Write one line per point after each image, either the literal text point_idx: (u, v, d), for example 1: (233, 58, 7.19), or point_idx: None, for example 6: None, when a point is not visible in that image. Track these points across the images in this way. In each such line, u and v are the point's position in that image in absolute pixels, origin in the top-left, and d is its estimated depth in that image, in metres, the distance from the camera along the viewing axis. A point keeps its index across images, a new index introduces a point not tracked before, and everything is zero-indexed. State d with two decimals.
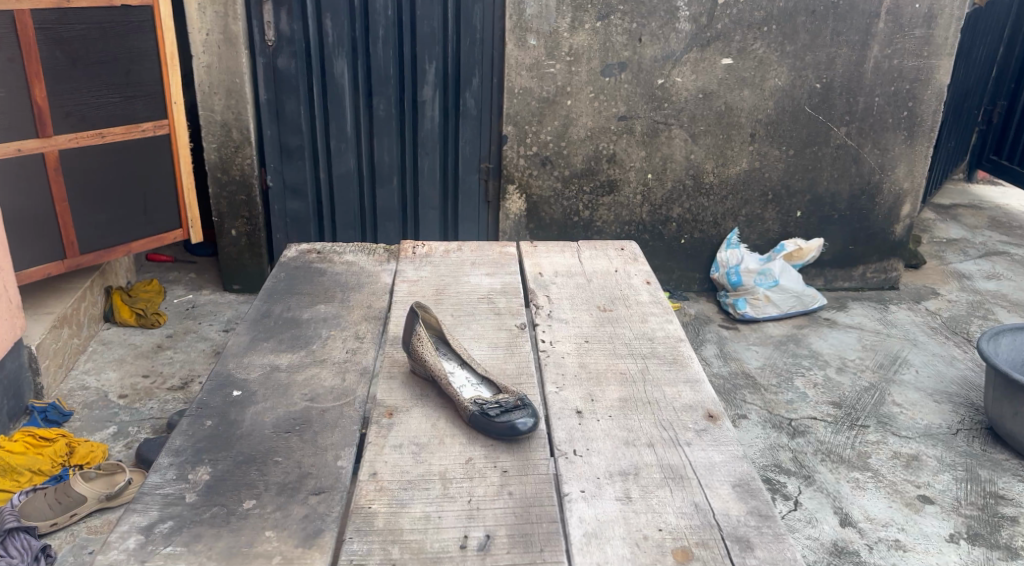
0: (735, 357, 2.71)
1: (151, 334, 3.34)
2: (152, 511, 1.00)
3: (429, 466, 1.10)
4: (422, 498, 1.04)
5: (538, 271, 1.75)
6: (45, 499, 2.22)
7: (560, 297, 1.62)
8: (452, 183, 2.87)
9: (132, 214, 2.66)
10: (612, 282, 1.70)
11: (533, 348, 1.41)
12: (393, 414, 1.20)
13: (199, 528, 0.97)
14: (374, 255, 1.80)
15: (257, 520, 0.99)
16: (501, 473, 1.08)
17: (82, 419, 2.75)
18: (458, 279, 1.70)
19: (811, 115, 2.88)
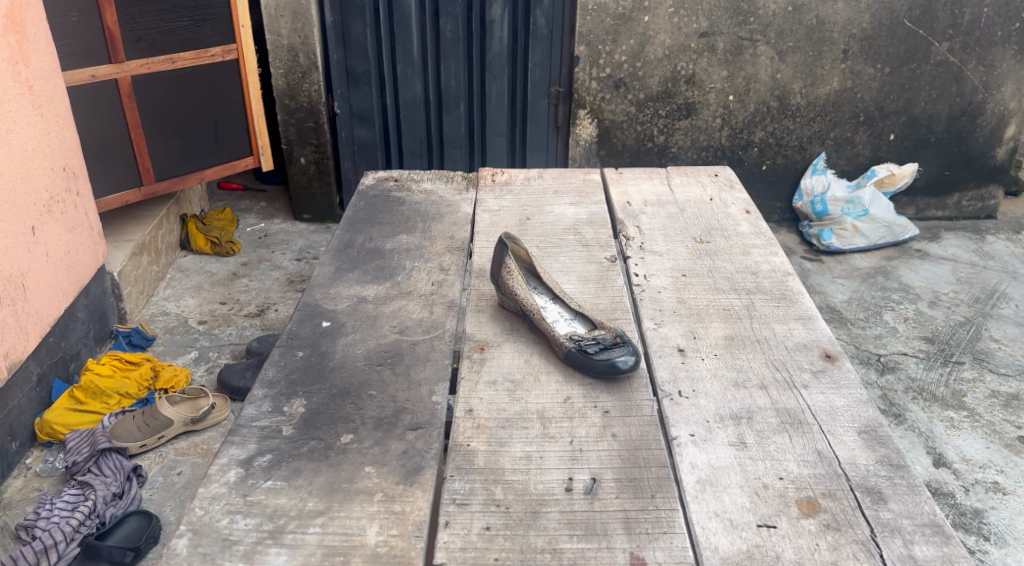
0: (819, 290, 2.57)
1: (226, 262, 3.37)
2: (250, 444, 0.96)
3: (525, 404, 1.04)
4: (521, 437, 0.99)
5: (626, 200, 1.65)
6: (134, 421, 2.31)
7: (652, 228, 1.53)
8: (521, 108, 2.75)
9: (204, 141, 2.68)
10: (707, 212, 1.59)
11: (626, 282, 1.33)
12: (484, 349, 1.15)
13: (298, 463, 0.93)
14: (453, 183, 1.72)
15: (358, 456, 0.95)
16: (603, 414, 1.02)
17: (165, 344, 2.81)
18: (541, 209, 1.61)
19: (911, 29, 2.64)
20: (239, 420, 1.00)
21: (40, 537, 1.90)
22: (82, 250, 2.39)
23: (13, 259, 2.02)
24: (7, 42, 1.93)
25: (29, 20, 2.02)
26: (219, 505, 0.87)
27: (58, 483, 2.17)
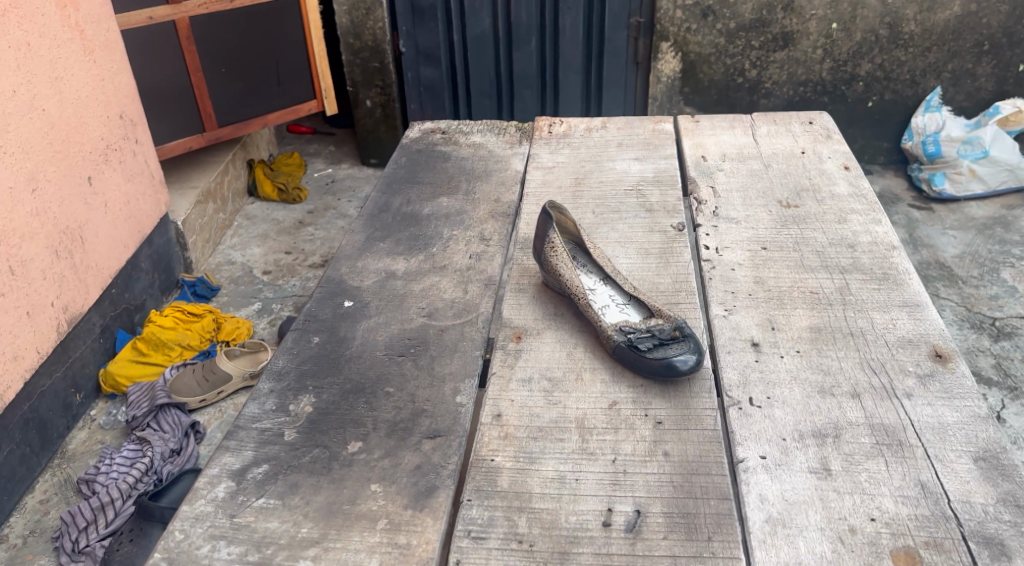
0: (927, 243, 2.27)
1: (292, 209, 3.31)
2: (246, 451, 0.85)
3: (563, 409, 0.89)
4: (555, 453, 0.84)
5: (701, 153, 1.46)
6: (193, 375, 2.29)
7: (729, 188, 1.33)
8: (597, 44, 2.51)
9: (267, 84, 2.65)
10: (797, 169, 1.38)
11: (694, 256, 1.16)
12: (521, 339, 1.00)
13: (296, 477, 0.81)
14: (505, 135, 1.58)
15: (363, 470, 0.82)
16: (655, 426, 0.86)
17: (230, 294, 2.79)
18: (602, 166, 1.44)
19: None
20: (238, 420, 0.89)
21: (97, 494, 1.89)
22: (142, 199, 2.46)
23: (67, 207, 2.09)
24: None
25: None
26: (201, 528, 0.76)
27: (120, 436, 2.17)
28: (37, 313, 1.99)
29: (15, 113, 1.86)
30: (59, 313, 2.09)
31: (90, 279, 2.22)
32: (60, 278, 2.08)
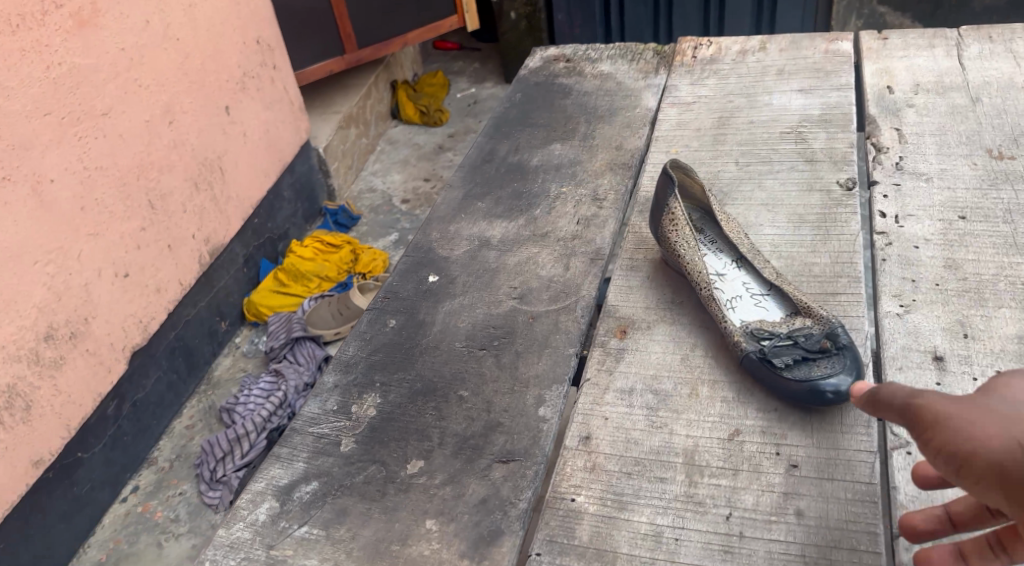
0: None
1: (434, 133, 3.23)
2: (297, 463, 0.75)
3: (667, 437, 0.76)
4: (652, 499, 0.71)
5: (889, 82, 1.22)
6: (329, 308, 2.29)
7: (920, 132, 1.10)
8: None
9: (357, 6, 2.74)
10: (1016, 104, 1.12)
11: (865, 228, 0.97)
12: (625, 334, 0.86)
13: (346, 501, 0.71)
14: (639, 62, 1.41)
15: (425, 505, 0.81)
16: (789, 472, 0.71)
17: (369, 224, 2.79)
18: (756, 100, 1.26)
19: None
20: (299, 419, 0.92)
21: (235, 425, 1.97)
22: (280, 126, 2.51)
23: (203, 137, 2.14)
24: None
25: None
26: (235, 560, 0.68)
27: (260, 365, 2.24)
28: (179, 245, 2.06)
29: (147, 42, 1.92)
30: (201, 245, 2.15)
31: (230, 210, 2.28)
32: (201, 209, 2.14)
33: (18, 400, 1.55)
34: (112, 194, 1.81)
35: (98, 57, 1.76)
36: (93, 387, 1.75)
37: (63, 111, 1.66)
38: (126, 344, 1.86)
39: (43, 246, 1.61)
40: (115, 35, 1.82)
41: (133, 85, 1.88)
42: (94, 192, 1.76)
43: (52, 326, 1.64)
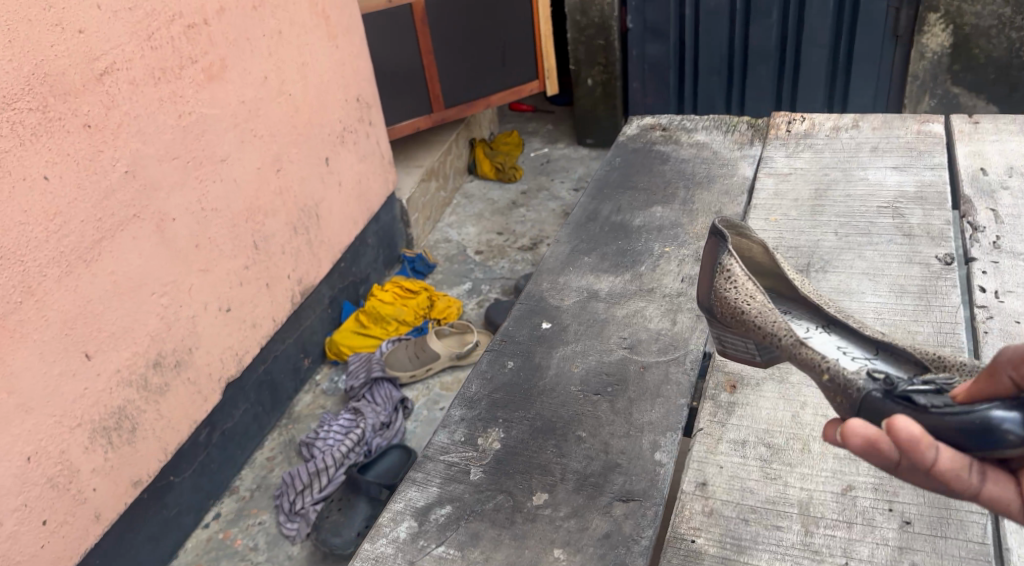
0: None
1: (508, 189, 3.36)
2: (432, 487, 1.09)
3: (784, 488, 1.07)
4: (768, 547, 1.01)
5: (983, 166, 1.58)
6: (406, 351, 2.44)
7: (1014, 215, 1.44)
8: (848, 15, 3.02)
9: (457, 65, 3.03)
10: None
11: (969, 302, 1.26)
12: (733, 389, 1.23)
13: (478, 526, 1.03)
14: (734, 134, 1.82)
15: (546, 528, 1.01)
16: (900, 525, 1.00)
17: (443, 273, 2.91)
18: (850, 177, 1.61)
19: None
20: (433, 452, 1.14)
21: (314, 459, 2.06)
22: (370, 177, 2.69)
23: (303, 185, 2.31)
24: None
25: None
26: None
27: (338, 403, 2.37)
28: (275, 284, 2.21)
29: (262, 94, 2.11)
30: (294, 285, 2.30)
31: (322, 253, 2.45)
32: (296, 251, 2.31)
33: (126, 422, 1.65)
34: (221, 233, 1.96)
35: (222, 108, 1.94)
36: (190, 413, 1.86)
37: (189, 154, 1.83)
38: (221, 374, 1.98)
39: (160, 280, 1.75)
40: (238, 87, 2.00)
41: (248, 135, 2.06)
42: (207, 232, 1.91)
43: (161, 354, 1.76)
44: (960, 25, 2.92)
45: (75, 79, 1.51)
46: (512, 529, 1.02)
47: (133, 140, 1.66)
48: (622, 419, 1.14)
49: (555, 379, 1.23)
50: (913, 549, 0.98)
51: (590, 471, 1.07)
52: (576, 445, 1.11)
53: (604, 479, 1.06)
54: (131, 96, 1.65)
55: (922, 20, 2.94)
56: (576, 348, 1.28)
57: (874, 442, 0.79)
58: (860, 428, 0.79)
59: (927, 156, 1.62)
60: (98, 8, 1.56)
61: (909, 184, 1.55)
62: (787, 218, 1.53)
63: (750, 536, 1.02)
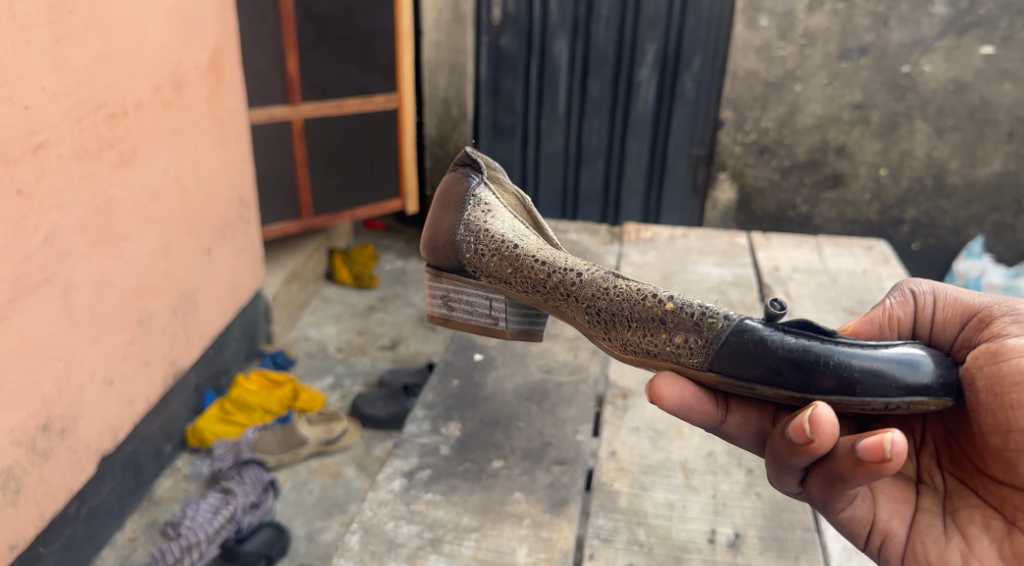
0: None
1: (365, 295, 3.62)
2: (412, 458, 1.47)
3: (667, 453, 1.49)
4: (664, 485, 1.41)
5: (775, 265, 2.02)
6: (273, 437, 2.55)
7: (801, 296, 1.87)
8: (660, 167, 3.70)
9: (330, 176, 3.34)
10: (861, 286, 1.93)
11: None
12: (626, 397, 1.63)
13: (454, 480, 1.42)
14: (598, 236, 2.22)
15: (507, 481, 1.42)
16: (747, 471, 1.45)
17: (304, 367, 3.07)
18: (686, 267, 1.98)
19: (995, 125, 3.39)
20: (408, 437, 1.53)
21: (184, 535, 2.11)
22: (244, 273, 2.81)
23: (187, 272, 2.39)
24: (209, 84, 2.45)
25: (226, 67, 2.56)
26: (385, 504, 1.37)
27: (202, 487, 2.41)
28: (152, 364, 2.24)
29: (162, 185, 2.22)
30: (168, 367, 2.34)
31: (195, 338, 2.48)
32: (173, 335, 2.34)
33: (11, 482, 1.68)
34: (114, 307, 2.03)
35: (127, 193, 2.05)
36: (67, 482, 1.88)
37: (93, 230, 1.92)
38: (97, 446, 2.01)
39: (58, 345, 1.81)
40: (143, 175, 2.12)
41: (146, 220, 2.15)
42: (102, 306, 1.98)
43: (49, 419, 1.79)
44: (744, 184, 3.68)
45: (15, 149, 1.64)
46: (479, 481, 1.42)
47: (53, 211, 1.77)
48: (549, 414, 1.59)
49: (491, 392, 1.67)
50: (758, 484, 1.42)
51: (532, 446, 1.50)
52: (517, 430, 1.55)
53: (542, 450, 1.50)
54: (56, 171, 1.76)
55: (714, 179, 3.68)
56: (504, 371, 1.73)
57: (823, 436, 0.95)
58: (829, 425, 0.95)
59: (737, 257, 2.06)
60: (42, 90, 1.71)
61: (728, 276, 1.94)
62: None
63: (649, 483, 1.42)
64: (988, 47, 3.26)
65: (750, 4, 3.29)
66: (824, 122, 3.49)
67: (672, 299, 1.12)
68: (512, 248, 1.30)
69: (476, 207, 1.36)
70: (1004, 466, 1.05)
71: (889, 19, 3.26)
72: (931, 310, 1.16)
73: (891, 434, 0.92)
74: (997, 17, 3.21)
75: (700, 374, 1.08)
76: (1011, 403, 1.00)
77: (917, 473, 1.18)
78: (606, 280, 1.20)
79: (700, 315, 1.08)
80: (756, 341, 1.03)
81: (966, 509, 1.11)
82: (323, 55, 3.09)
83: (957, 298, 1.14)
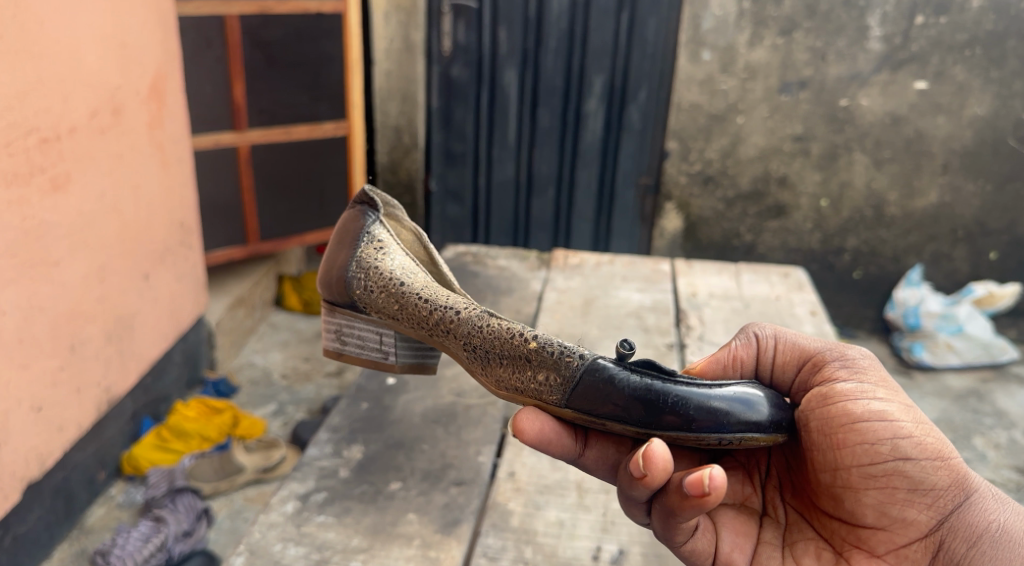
0: (939, 379, 3.44)
1: (314, 321, 3.62)
2: (309, 481, 1.50)
3: (565, 474, 1.52)
4: (556, 504, 1.45)
5: (694, 290, 2.18)
6: (210, 464, 2.53)
7: (715, 319, 2.01)
8: (609, 195, 3.76)
9: (278, 203, 3.34)
10: (773, 310, 2.09)
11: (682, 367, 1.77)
12: None
13: (348, 503, 1.45)
14: (527, 262, 2.37)
15: (402, 503, 1.45)
16: None
17: (247, 395, 3.05)
18: (607, 292, 2.14)
19: (930, 156, 3.49)
20: (307, 459, 1.56)
21: None
22: (186, 298, 2.80)
23: (123, 298, 2.37)
24: (150, 110, 2.46)
25: (168, 92, 2.57)
26: (275, 528, 1.38)
27: (135, 515, 2.37)
28: (86, 390, 2.21)
29: (97, 210, 2.21)
30: (103, 392, 2.30)
31: (132, 364, 2.45)
32: (107, 360, 2.31)
33: None
34: (43, 333, 2.00)
35: (61, 216, 2.04)
36: None
37: (22, 255, 1.91)
38: (24, 474, 1.98)
39: None
40: (77, 199, 2.11)
41: (80, 245, 2.14)
42: (32, 330, 1.96)
43: None
44: (690, 213, 3.76)
45: None
46: (376, 503, 1.45)
47: None
48: (453, 436, 1.63)
49: (401, 414, 1.70)
50: None
51: (432, 468, 1.54)
52: (419, 452, 1.58)
53: (442, 472, 1.53)
54: None
55: (661, 208, 3.76)
56: (415, 395, 1.77)
57: (655, 471, 1.01)
58: (662, 460, 1.00)
59: (660, 283, 2.22)
60: None
61: (648, 301, 2.09)
62: (565, 316, 1.98)
63: (543, 502, 1.45)
64: (922, 82, 3.38)
65: (693, 38, 3.39)
66: (766, 153, 3.58)
67: (536, 338, 1.16)
68: (400, 285, 1.31)
69: (368, 244, 1.35)
70: (834, 500, 1.15)
71: (827, 54, 3.38)
72: (772, 352, 1.23)
73: (711, 469, 0.98)
74: (928, 53, 3.33)
75: (559, 411, 1.13)
76: (838, 443, 1.11)
77: (762, 505, 1.25)
78: (481, 319, 1.23)
79: (559, 353, 1.13)
80: (607, 380, 1.09)
81: (802, 542, 1.19)
82: (271, 82, 3.12)
83: (794, 342, 1.22)
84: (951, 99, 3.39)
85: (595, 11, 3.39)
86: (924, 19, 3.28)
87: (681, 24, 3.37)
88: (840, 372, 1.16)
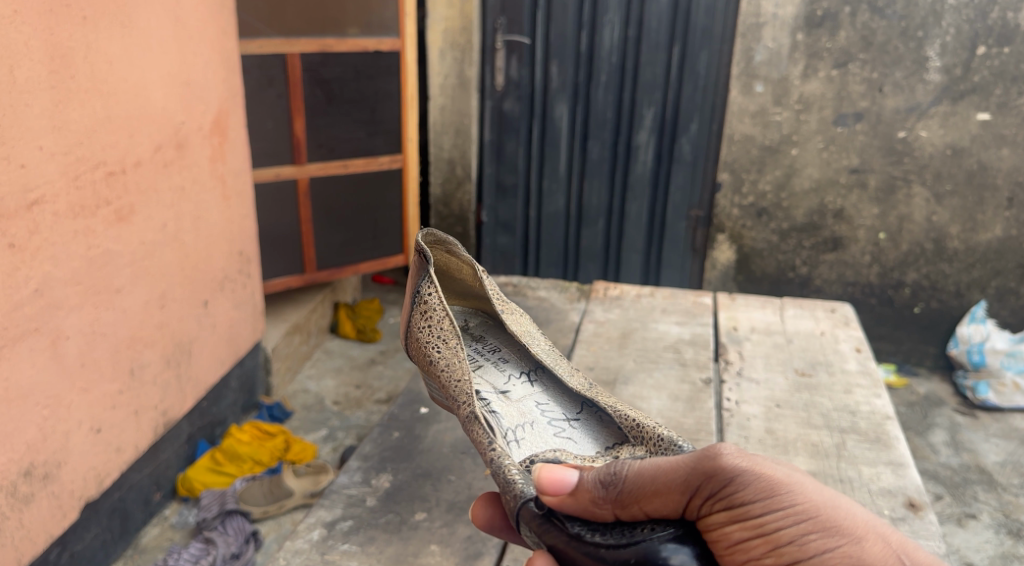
0: (1006, 420, 3.30)
1: (367, 349, 3.70)
2: (336, 509, 1.53)
3: None
4: None
5: (735, 324, 2.17)
6: (260, 488, 2.58)
7: (753, 354, 2.00)
8: (659, 228, 3.76)
9: (336, 233, 3.44)
10: (817, 347, 2.05)
11: (716, 405, 1.76)
12: None
13: (373, 531, 1.47)
14: (567, 293, 2.38)
15: (424, 533, 1.47)
16: None
17: (300, 420, 3.13)
18: (646, 324, 2.15)
19: (994, 189, 3.38)
20: (336, 487, 1.59)
21: None
22: (243, 324, 2.89)
23: (182, 323, 2.46)
24: (211, 146, 2.57)
25: (230, 128, 2.69)
26: (299, 555, 1.42)
27: (186, 536, 2.45)
28: (143, 413, 2.30)
29: (159, 240, 2.32)
30: (159, 415, 2.39)
31: (189, 389, 2.54)
32: (165, 384, 2.40)
33: None
34: (104, 357, 2.10)
35: (124, 245, 2.15)
36: (48, 528, 1.94)
37: (87, 283, 2.01)
38: (82, 493, 2.07)
39: (46, 394, 1.89)
40: (141, 230, 2.22)
41: (142, 273, 2.24)
42: (93, 354, 2.06)
43: (31, 465, 1.86)
44: (742, 245, 3.71)
45: (10, 205, 1.75)
46: (399, 533, 1.47)
47: (47, 263, 1.87)
48: (482, 467, 1.66)
49: (430, 444, 1.73)
50: None
51: (458, 499, 1.56)
52: (447, 484, 1.60)
53: (468, 503, 1.55)
54: (51, 226, 1.88)
55: (713, 240, 3.73)
56: (446, 425, 1.80)
57: None
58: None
59: (700, 316, 2.21)
60: (40, 149, 1.82)
61: (686, 334, 2.10)
62: (602, 348, 2.00)
63: None
64: (985, 114, 3.28)
65: (745, 71, 3.38)
66: (821, 186, 3.52)
67: (494, 459, 1.12)
68: (430, 360, 1.31)
69: (415, 310, 1.33)
70: None
71: (884, 86, 3.32)
72: (636, 500, 0.95)
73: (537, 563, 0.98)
74: (991, 84, 3.24)
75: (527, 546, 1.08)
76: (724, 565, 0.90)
77: None
78: (469, 419, 1.20)
79: (506, 483, 1.09)
80: (539, 526, 1.02)
81: None
82: (330, 118, 3.23)
83: (651, 471, 0.94)
84: (1016, 130, 3.28)
85: (646, 45, 3.42)
86: (986, 49, 3.20)
87: (733, 55, 3.36)
88: (710, 499, 0.90)
